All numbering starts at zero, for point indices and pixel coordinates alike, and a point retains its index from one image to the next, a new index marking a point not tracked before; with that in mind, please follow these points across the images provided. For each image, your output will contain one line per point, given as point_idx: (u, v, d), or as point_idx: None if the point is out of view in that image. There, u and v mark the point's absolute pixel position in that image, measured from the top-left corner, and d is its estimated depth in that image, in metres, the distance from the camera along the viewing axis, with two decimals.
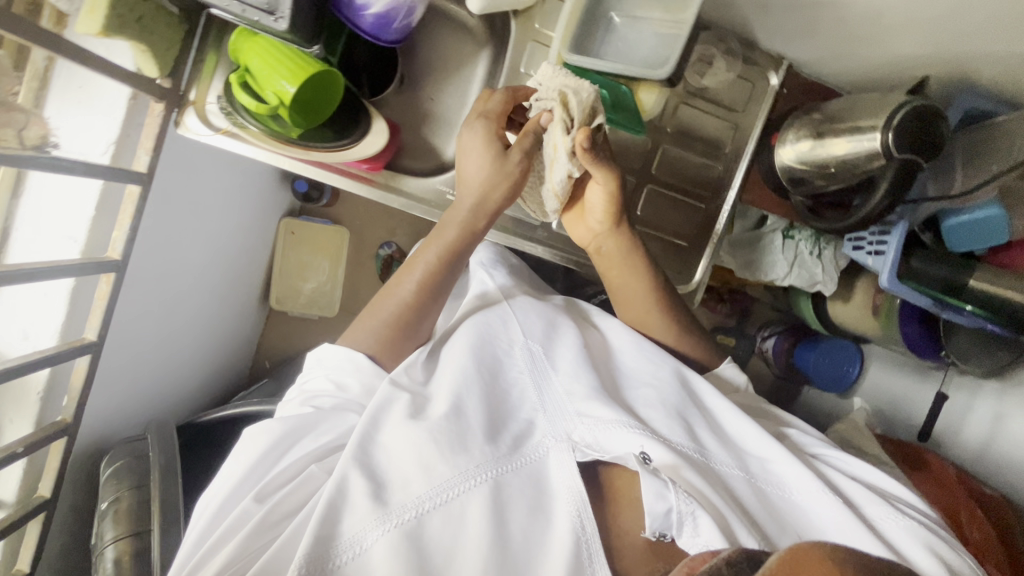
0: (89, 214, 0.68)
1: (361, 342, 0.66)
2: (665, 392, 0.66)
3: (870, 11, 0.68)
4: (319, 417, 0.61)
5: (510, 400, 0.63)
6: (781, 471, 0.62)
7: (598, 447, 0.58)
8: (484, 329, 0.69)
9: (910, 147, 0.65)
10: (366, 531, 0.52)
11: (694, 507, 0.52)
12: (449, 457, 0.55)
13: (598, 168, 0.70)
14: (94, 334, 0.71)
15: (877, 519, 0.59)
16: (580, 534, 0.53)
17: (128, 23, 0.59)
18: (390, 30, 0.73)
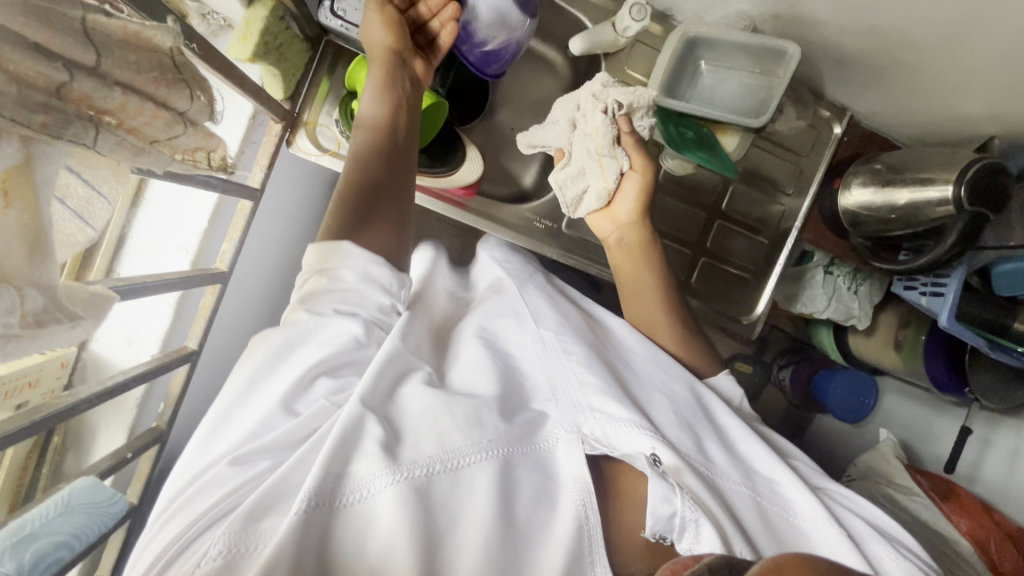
0: (199, 228, 0.72)
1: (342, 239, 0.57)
2: (677, 402, 0.67)
3: (944, 73, 0.74)
4: (317, 326, 0.55)
5: (523, 390, 0.65)
6: (787, 496, 0.63)
7: (607, 442, 0.58)
8: (496, 318, 0.72)
9: (982, 200, 0.71)
10: (376, 479, 0.49)
11: (698, 516, 0.53)
12: (462, 428, 0.54)
13: (638, 172, 0.75)
14: (196, 342, 0.71)
15: (881, 557, 0.60)
16: (582, 523, 0.53)
17: (272, 51, 0.63)
18: (492, 66, 0.77)
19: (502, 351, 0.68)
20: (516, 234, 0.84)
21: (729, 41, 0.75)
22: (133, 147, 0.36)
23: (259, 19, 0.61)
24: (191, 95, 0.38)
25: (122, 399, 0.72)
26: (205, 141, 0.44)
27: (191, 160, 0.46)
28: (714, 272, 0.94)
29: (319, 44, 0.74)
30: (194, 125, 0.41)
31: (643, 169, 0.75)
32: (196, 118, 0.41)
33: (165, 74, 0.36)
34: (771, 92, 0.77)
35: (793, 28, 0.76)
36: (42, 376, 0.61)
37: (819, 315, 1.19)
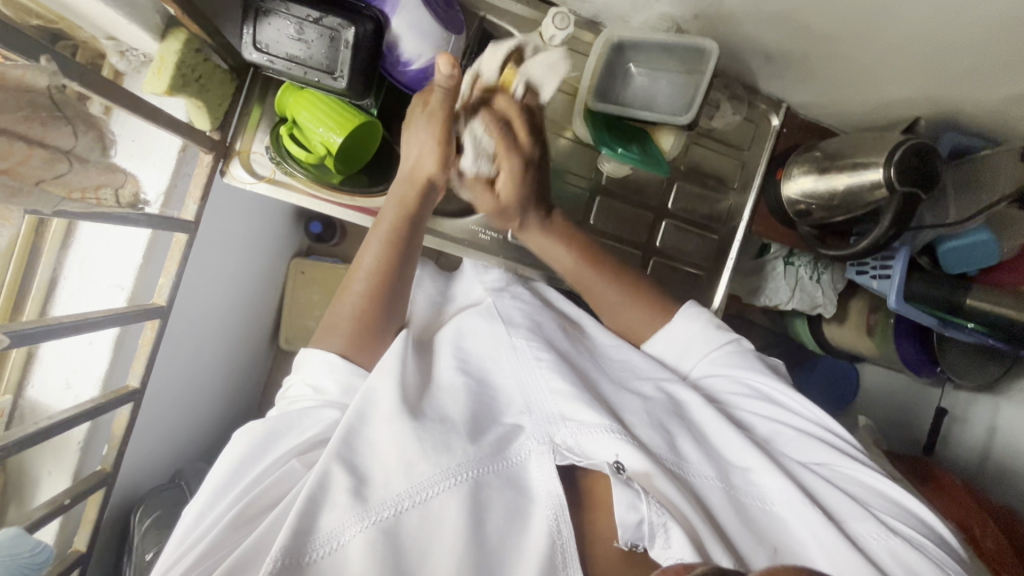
0: (136, 262, 0.69)
1: (332, 344, 0.65)
2: (651, 403, 0.66)
3: (868, 61, 0.75)
4: (303, 414, 0.60)
5: (496, 405, 0.64)
6: (762, 485, 0.61)
7: (579, 451, 0.58)
8: (472, 333, 0.71)
9: (910, 181, 0.72)
10: (344, 527, 0.51)
11: (664, 519, 0.52)
12: (432, 456, 0.54)
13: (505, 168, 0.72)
14: (137, 380, 0.70)
15: (865, 537, 0.57)
16: (554, 538, 0.53)
17: (190, 83, 0.64)
18: (426, 83, 0.76)
19: (478, 366, 0.68)
20: (461, 248, 0.84)
21: (653, 42, 0.76)
22: (8, 188, 0.35)
23: (172, 53, 0.61)
24: (74, 132, 0.39)
25: (64, 444, 0.70)
26: (106, 178, 0.44)
27: (94, 198, 0.45)
28: (667, 270, 0.93)
29: (246, 74, 0.75)
30: (83, 162, 0.41)
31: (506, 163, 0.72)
32: (86, 154, 0.41)
33: (38, 113, 0.36)
34: (698, 94, 0.77)
35: (716, 26, 0.77)
36: None
37: (785, 306, 1.18)
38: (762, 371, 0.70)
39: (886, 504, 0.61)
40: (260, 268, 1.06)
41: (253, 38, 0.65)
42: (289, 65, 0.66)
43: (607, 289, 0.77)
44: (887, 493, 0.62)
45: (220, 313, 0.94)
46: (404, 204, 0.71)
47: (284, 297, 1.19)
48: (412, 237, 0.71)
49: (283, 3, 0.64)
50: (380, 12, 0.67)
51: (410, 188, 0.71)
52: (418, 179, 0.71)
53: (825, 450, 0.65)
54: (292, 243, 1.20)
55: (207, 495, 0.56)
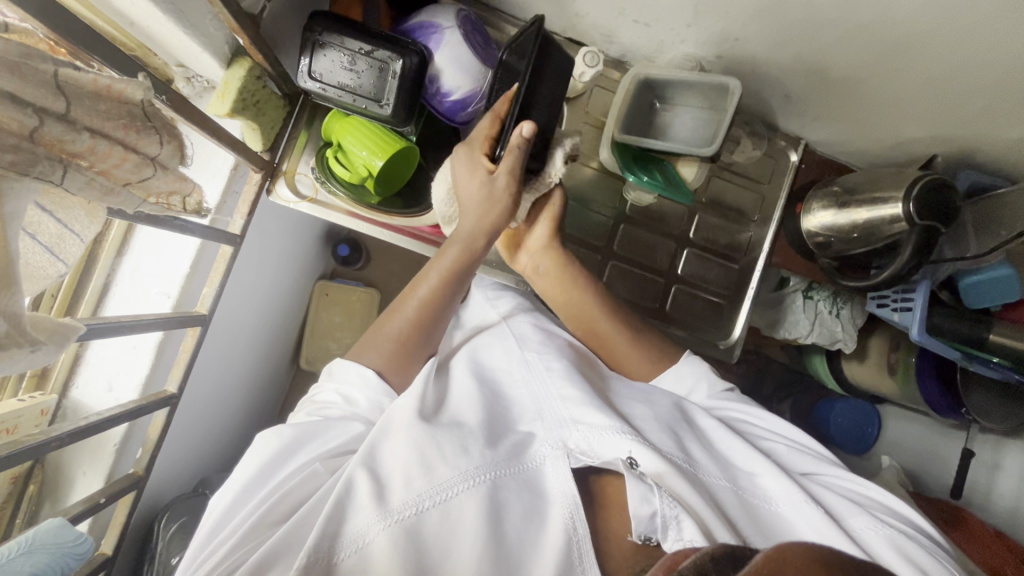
0: (184, 271, 0.73)
1: (368, 359, 0.67)
2: (658, 409, 0.66)
3: (885, 99, 0.78)
4: (328, 424, 0.61)
5: (511, 414, 0.65)
6: (769, 486, 0.61)
7: (590, 452, 0.58)
8: (484, 350, 0.73)
9: (930, 215, 0.73)
10: (369, 528, 0.51)
11: (678, 510, 0.52)
12: (450, 459, 0.55)
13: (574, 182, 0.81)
14: (175, 386, 0.72)
15: (863, 530, 0.57)
16: (571, 534, 0.53)
17: (249, 106, 0.69)
18: (463, 113, 0.80)
19: (490, 378, 0.69)
20: (490, 270, 0.88)
21: (677, 80, 0.81)
22: (102, 187, 0.40)
23: (236, 79, 0.67)
24: (160, 141, 0.43)
25: (100, 445, 0.72)
26: (179, 185, 0.47)
27: (165, 203, 0.49)
28: (689, 298, 0.95)
29: (297, 102, 0.80)
30: (165, 169, 0.45)
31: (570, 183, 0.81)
32: (168, 162, 0.45)
33: (134, 123, 0.41)
34: (719, 128, 0.80)
35: (737, 66, 0.82)
36: (20, 422, 0.64)
37: (804, 340, 1.18)
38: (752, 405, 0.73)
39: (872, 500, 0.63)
40: (289, 285, 1.09)
41: (309, 68, 0.71)
42: (340, 93, 0.72)
43: (609, 323, 0.78)
44: (874, 493, 0.63)
45: (251, 327, 0.97)
46: (467, 246, 0.72)
47: (308, 317, 1.22)
48: (465, 278, 0.73)
49: (339, 37, 0.70)
50: (425, 47, 0.73)
51: (474, 237, 0.72)
52: (486, 225, 0.72)
53: (816, 459, 0.67)
54: (318, 266, 1.24)
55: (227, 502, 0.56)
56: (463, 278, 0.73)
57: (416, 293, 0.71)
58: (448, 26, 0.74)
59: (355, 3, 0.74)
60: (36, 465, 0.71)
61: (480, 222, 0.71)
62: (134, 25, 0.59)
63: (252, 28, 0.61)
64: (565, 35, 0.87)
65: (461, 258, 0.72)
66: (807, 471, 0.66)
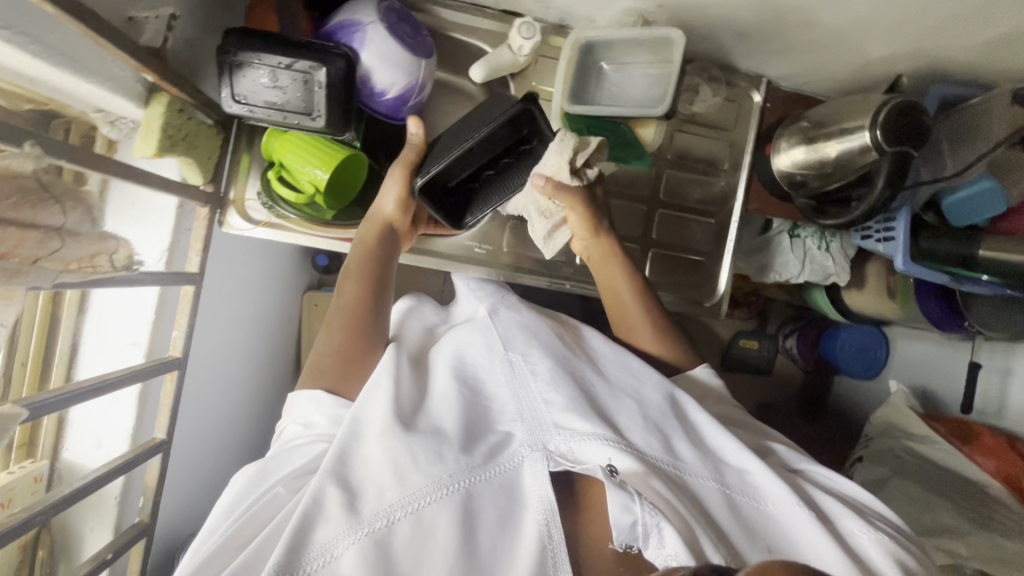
0: (149, 319, 0.73)
1: (321, 384, 0.66)
2: (646, 406, 0.65)
3: (841, 24, 0.74)
4: (290, 451, 0.61)
5: (490, 414, 0.64)
6: (759, 483, 0.61)
7: (572, 457, 0.58)
8: (466, 345, 0.71)
9: (899, 140, 0.70)
10: (338, 540, 0.52)
11: (658, 519, 0.52)
12: (423, 468, 0.55)
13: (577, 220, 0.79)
14: (163, 432, 0.73)
15: (855, 533, 0.60)
16: (546, 542, 0.53)
17: (177, 142, 0.66)
18: (405, 109, 0.78)
19: (470, 378, 0.68)
20: (460, 263, 0.87)
21: (620, 37, 0.77)
22: None
23: (156, 117, 0.63)
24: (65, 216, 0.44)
25: (102, 500, 0.73)
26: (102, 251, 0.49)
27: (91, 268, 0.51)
28: (668, 260, 0.93)
29: (232, 125, 0.78)
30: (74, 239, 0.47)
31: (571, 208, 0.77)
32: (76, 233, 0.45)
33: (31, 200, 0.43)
34: (669, 85, 0.76)
35: (680, 12, 0.77)
36: (14, 494, 0.64)
37: (796, 280, 1.17)
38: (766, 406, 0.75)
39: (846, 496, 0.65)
40: (273, 305, 1.09)
41: (231, 92, 0.67)
42: (268, 112, 0.69)
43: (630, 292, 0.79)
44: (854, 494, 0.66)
45: (238, 356, 0.97)
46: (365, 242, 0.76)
47: (302, 330, 1.21)
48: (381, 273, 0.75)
49: (255, 54, 0.65)
50: (349, 48, 0.70)
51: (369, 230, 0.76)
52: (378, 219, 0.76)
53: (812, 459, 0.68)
54: (303, 278, 1.23)
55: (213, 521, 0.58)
56: (379, 270, 0.74)
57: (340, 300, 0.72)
58: (370, 22, 0.70)
59: (269, 14, 0.70)
60: (43, 529, 0.71)
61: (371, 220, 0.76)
62: (34, 84, 0.56)
63: (157, 65, 0.58)
64: (498, 8, 0.83)
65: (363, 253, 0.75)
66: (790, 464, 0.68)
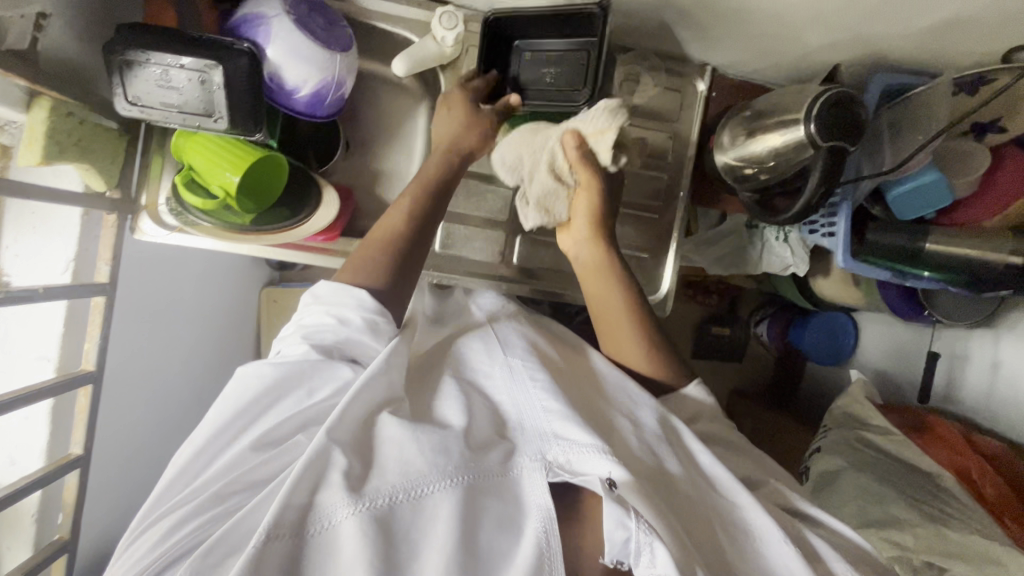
0: (58, 333, 0.70)
1: (359, 279, 0.65)
2: (642, 429, 0.64)
3: (774, 10, 0.70)
4: (314, 365, 0.59)
5: (493, 413, 0.63)
6: (746, 511, 0.61)
7: (570, 468, 0.57)
8: (466, 350, 0.70)
9: (835, 135, 0.67)
10: (336, 509, 0.50)
11: (651, 538, 0.53)
12: (429, 456, 0.54)
13: (586, 190, 0.70)
14: (78, 447, 0.71)
15: (841, 575, 0.60)
16: (543, 550, 0.52)
17: (68, 147, 0.62)
18: (325, 106, 0.74)
19: (471, 380, 0.66)
20: None
21: (528, 17, 0.70)
22: None
23: (40, 121, 0.59)
24: None
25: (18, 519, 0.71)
26: None
27: None
28: None
29: (141, 126, 0.74)
30: None
31: (589, 185, 0.70)
32: None
33: None
34: (589, 63, 0.69)
35: None
36: None
37: (756, 271, 1.14)
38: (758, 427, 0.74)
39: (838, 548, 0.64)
40: (225, 303, 1.05)
41: (125, 93, 0.64)
42: (167, 113, 0.65)
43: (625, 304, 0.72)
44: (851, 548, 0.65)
45: (184, 360, 0.94)
46: (429, 173, 0.72)
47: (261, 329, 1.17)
48: (441, 199, 0.72)
49: (143, 52, 0.61)
50: (253, 43, 0.66)
51: (433, 158, 0.72)
52: (441, 148, 0.73)
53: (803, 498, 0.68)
54: (261, 273, 1.19)
55: (219, 417, 0.57)
56: (432, 211, 0.71)
57: (388, 221, 0.70)
58: (275, 14, 0.66)
59: (165, 8, 0.66)
60: None
61: (438, 146, 0.73)
62: None
63: (24, 66, 0.54)
64: None
65: (432, 177, 0.72)
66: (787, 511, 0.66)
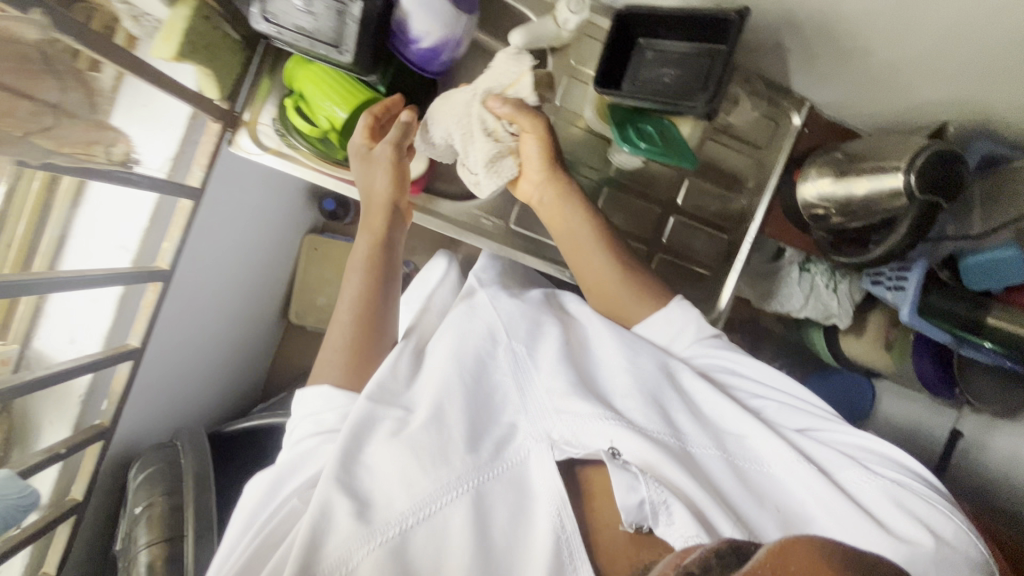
0: (143, 225, 0.74)
1: (328, 377, 0.64)
2: (642, 377, 0.62)
3: (895, 57, 0.71)
4: (302, 457, 0.58)
5: (492, 405, 0.60)
6: (760, 450, 0.58)
7: (578, 444, 0.54)
8: (467, 328, 0.66)
9: (933, 188, 0.67)
10: (352, 551, 0.49)
11: (667, 497, 0.48)
12: (429, 470, 0.52)
13: (531, 132, 0.72)
14: (137, 340, 0.76)
15: (855, 483, 0.56)
16: (559, 534, 0.49)
17: (199, 50, 0.64)
18: (436, 63, 0.76)
19: (471, 357, 0.63)
20: (459, 229, 0.84)
21: (663, 15, 0.71)
22: None
23: (181, 19, 0.61)
24: None
25: (64, 398, 0.72)
26: None
27: None
28: (672, 268, 0.91)
29: (258, 45, 0.75)
30: None
31: (535, 128, 0.72)
32: None
33: None
34: (712, 69, 0.70)
35: None
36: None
37: (797, 314, 1.15)
38: (743, 355, 0.68)
39: (866, 451, 0.59)
40: (271, 237, 1.08)
41: (262, 9, 0.65)
42: (294, 36, 0.66)
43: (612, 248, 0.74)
44: (887, 454, 0.60)
45: (228, 280, 0.97)
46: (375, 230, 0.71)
47: (297, 271, 1.22)
48: (389, 256, 0.71)
49: None
50: None
51: (376, 216, 0.72)
52: (377, 205, 0.71)
53: (810, 415, 0.63)
54: (306, 219, 1.22)
55: (233, 537, 0.56)
56: (387, 257, 0.71)
57: (348, 289, 0.69)
58: None
59: None
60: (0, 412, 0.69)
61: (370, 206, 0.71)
62: None
63: None
64: None
65: (375, 235, 0.71)
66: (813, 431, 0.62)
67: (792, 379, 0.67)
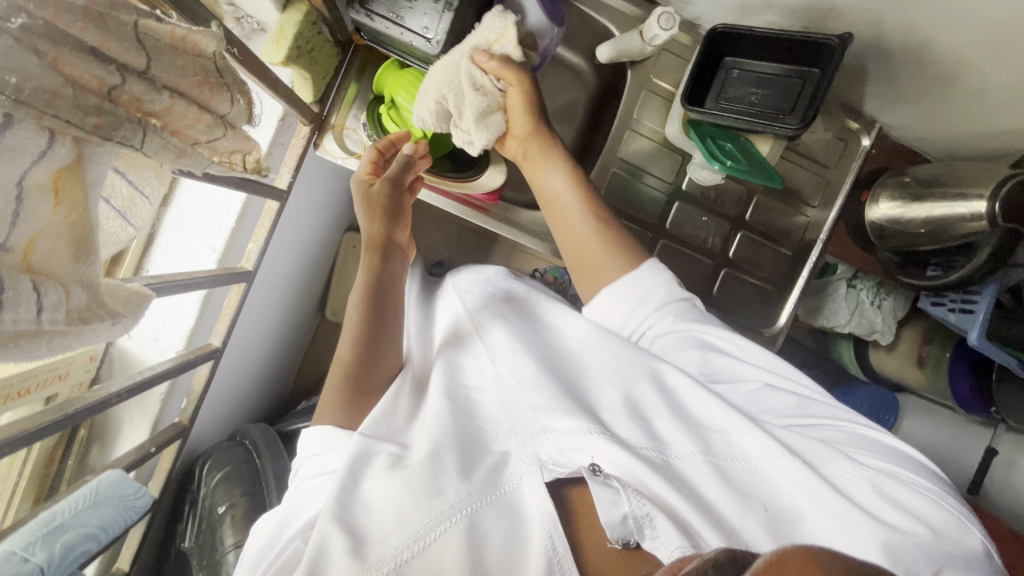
0: (229, 225, 0.72)
1: (332, 418, 0.62)
2: (631, 392, 0.57)
3: (979, 86, 0.73)
4: (305, 497, 0.55)
5: (483, 434, 0.58)
6: (747, 447, 0.50)
7: (567, 462, 0.50)
8: (463, 358, 0.68)
9: (1016, 217, 0.68)
10: None
11: (650, 509, 0.44)
12: (423, 502, 0.49)
13: (516, 88, 0.67)
14: (219, 339, 0.71)
15: (869, 476, 0.47)
16: (552, 557, 0.45)
17: (303, 54, 0.65)
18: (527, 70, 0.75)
19: (462, 395, 0.63)
20: (534, 239, 0.83)
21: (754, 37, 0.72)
22: (176, 149, 0.37)
23: (291, 23, 0.62)
24: (231, 99, 0.40)
25: (145, 395, 0.73)
26: (243, 145, 0.45)
27: (228, 162, 0.46)
28: (735, 282, 0.92)
29: (348, 49, 0.76)
30: (233, 129, 0.42)
31: (521, 83, 0.67)
32: (236, 121, 0.43)
33: (207, 79, 0.38)
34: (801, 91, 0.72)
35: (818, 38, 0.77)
36: (72, 369, 0.66)
37: (841, 329, 1.15)
38: (729, 333, 0.62)
39: (843, 436, 0.52)
40: (319, 235, 1.08)
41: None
42: (386, 24, 0.65)
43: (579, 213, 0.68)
44: (851, 430, 0.53)
45: (283, 278, 0.98)
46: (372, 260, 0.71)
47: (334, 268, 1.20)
48: (390, 291, 0.71)
49: None
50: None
51: (374, 251, 0.71)
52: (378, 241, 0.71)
53: (792, 401, 0.56)
54: (348, 218, 1.21)
55: None
56: (390, 291, 0.71)
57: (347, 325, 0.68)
58: None
59: None
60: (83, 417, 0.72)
61: (370, 237, 0.71)
62: None
63: None
64: None
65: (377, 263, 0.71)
66: (788, 417, 0.55)
67: (783, 359, 0.60)
